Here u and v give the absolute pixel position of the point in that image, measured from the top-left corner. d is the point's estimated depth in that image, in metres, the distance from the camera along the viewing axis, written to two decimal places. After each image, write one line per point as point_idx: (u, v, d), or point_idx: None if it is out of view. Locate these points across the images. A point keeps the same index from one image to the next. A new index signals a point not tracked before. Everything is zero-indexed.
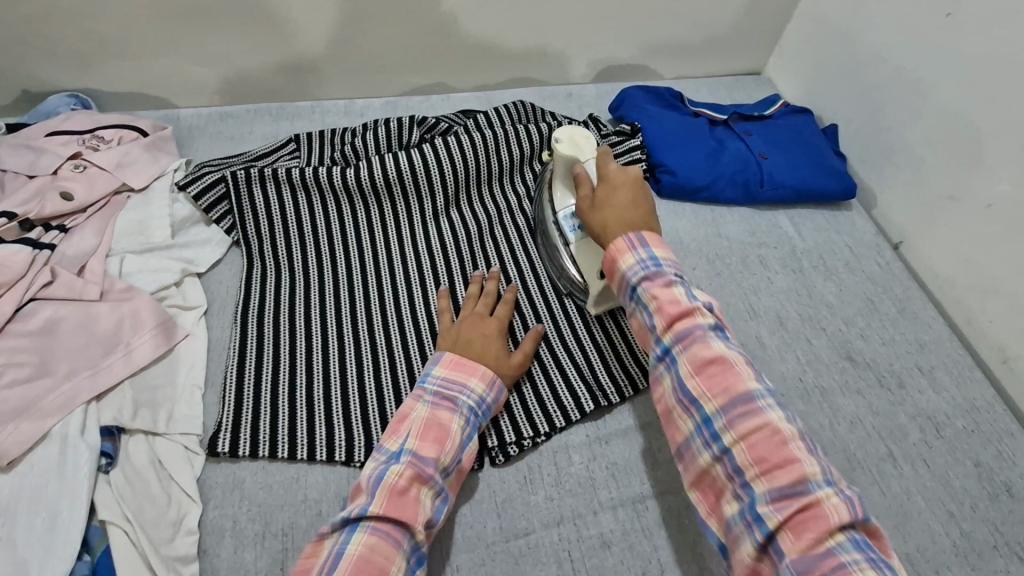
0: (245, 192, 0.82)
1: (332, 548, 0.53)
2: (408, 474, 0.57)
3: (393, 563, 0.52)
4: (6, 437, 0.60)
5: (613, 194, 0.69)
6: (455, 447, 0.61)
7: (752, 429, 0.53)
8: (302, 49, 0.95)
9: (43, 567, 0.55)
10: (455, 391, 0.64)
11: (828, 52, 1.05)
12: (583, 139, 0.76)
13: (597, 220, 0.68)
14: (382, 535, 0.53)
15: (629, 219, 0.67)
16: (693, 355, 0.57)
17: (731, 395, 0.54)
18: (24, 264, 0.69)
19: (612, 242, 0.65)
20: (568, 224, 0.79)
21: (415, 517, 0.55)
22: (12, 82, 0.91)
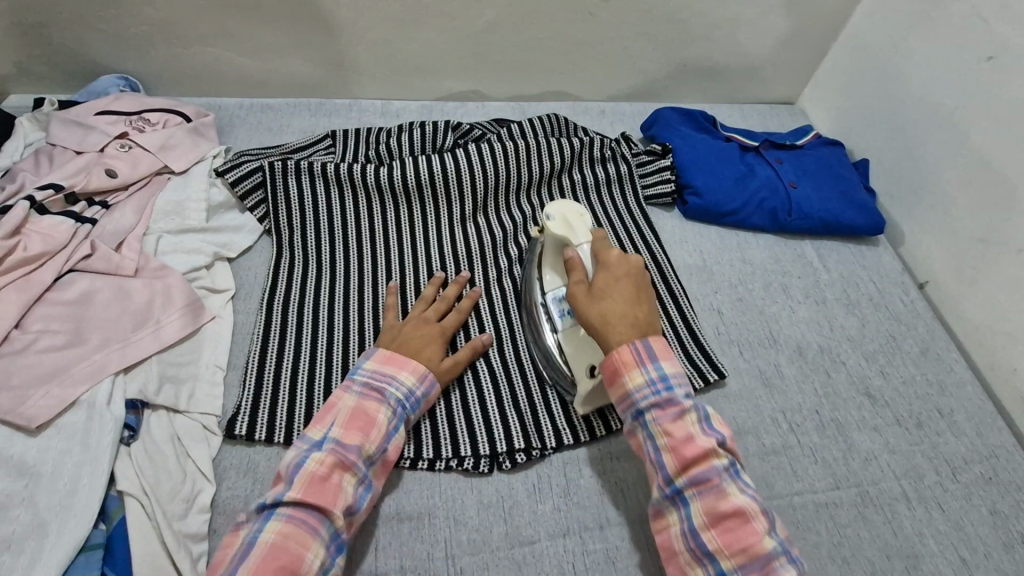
0: (280, 182, 0.84)
1: (247, 535, 0.54)
2: (328, 461, 0.57)
3: (307, 550, 0.53)
4: (36, 401, 0.61)
5: (613, 284, 0.68)
6: (380, 436, 0.61)
7: (733, 526, 0.56)
8: (346, 48, 0.98)
9: (60, 532, 0.56)
10: (384, 383, 0.64)
11: (864, 87, 1.05)
12: (575, 218, 0.75)
13: (596, 313, 0.66)
14: (298, 522, 0.54)
15: (634, 319, 0.66)
16: (681, 454, 0.58)
17: (720, 496, 0.57)
18: (66, 235, 0.72)
19: (616, 350, 0.63)
20: (556, 309, 0.76)
21: (334, 503, 0.55)
22: (67, 60, 0.95)
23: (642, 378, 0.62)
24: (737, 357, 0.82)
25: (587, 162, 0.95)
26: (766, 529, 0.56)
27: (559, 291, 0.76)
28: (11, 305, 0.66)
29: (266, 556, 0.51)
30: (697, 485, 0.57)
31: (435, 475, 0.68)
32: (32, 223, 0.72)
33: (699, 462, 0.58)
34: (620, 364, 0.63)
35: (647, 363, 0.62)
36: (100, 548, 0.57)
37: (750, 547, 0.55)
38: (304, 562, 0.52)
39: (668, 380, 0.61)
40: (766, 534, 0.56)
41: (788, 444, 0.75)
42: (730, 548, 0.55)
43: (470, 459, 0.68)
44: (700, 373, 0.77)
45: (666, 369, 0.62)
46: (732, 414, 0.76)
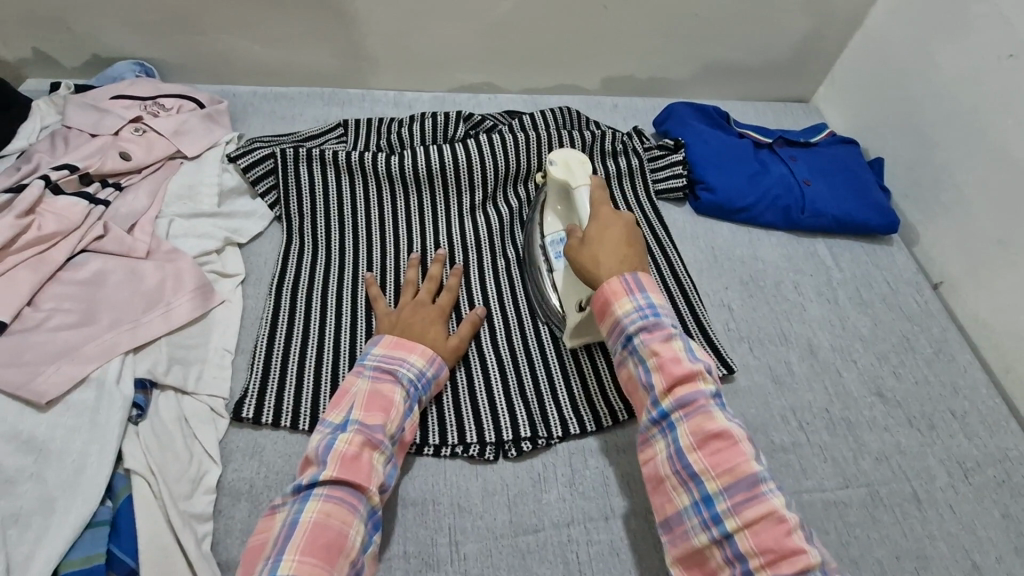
0: (292, 169, 0.84)
1: (287, 516, 0.53)
2: (358, 440, 0.57)
3: (350, 526, 0.53)
4: (46, 378, 0.61)
5: (604, 230, 0.69)
6: (399, 415, 0.61)
7: (744, 492, 0.52)
8: (360, 39, 0.98)
9: (68, 508, 0.56)
10: (395, 365, 0.64)
11: (882, 85, 1.04)
12: (576, 164, 0.78)
13: (581, 254, 0.68)
14: (337, 501, 0.54)
15: (625, 259, 0.66)
16: (692, 418, 0.56)
17: (751, 497, 0.52)
18: (80, 216, 0.72)
19: (606, 282, 0.64)
20: (554, 251, 0.79)
21: (369, 480, 0.56)
22: (84, 45, 0.96)
23: (631, 306, 0.62)
24: (747, 353, 0.81)
25: (598, 155, 0.94)
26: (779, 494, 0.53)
27: (557, 236, 0.80)
28: (24, 283, 0.66)
29: (313, 534, 0.51)
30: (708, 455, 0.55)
31: (440, 462, 0.68)
32: (46, 203, 0.72)
33: (695, 404, 0.57)
34: (610, 296, 0.63)
35: (636, 292, 0.63)
36: (107, 525, 0.57)
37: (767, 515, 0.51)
38: (348, 539, 0.52)
39: (656, 307, 0.62)
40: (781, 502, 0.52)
41: (797, 441, 0.74)
42: (744, 515, 0.52)
43: (475, 446, 0.68)
44: None
45: (654, 299, 0.63)
46: (741, 409, 0.75)
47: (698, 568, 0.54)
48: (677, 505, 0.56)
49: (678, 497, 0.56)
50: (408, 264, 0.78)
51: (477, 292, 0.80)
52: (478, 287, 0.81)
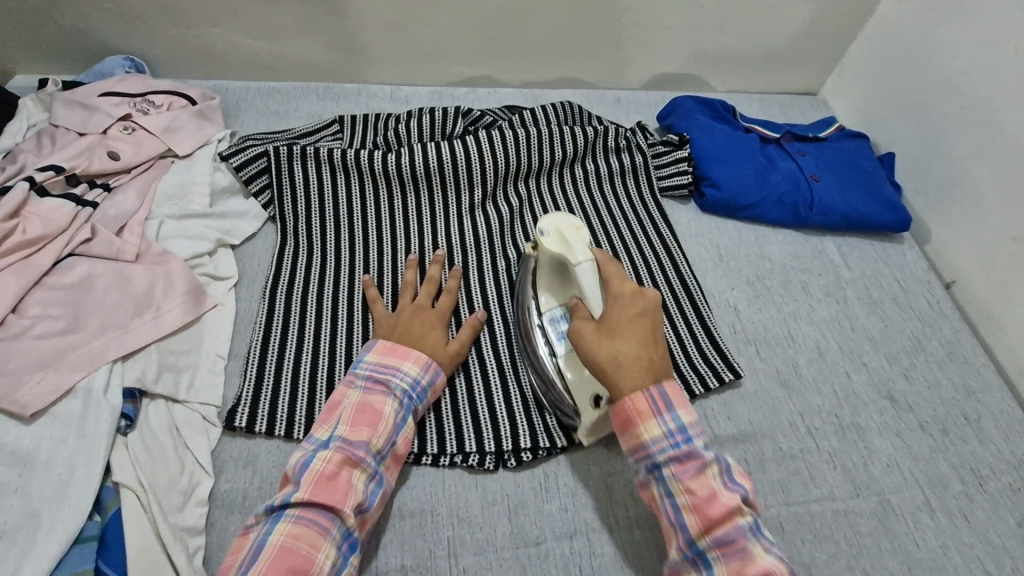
0: (285, 167, 0.82)
1: (255, 538, 0.52)
2: (336, 458, 0.55)
3: (318, 551, 0.51)
4: (33, 387, 0.59)
5: (621, 326, 0.60)
6: (389, 430, 0.59)
7: (730, 545, 0.52)
8: (355, 31, 0.95)
9: (54, 523, 0.54)
10: (387, 374, 0.62)
11: (892, 77, 1.01)
12: (571, 233, 0.69)
13: (597, 353, 0.59)
14: (307, 522, 0.52)
15: (649, 363, 0.59)
16: (703, 512, 0.53)
17: (740, 554, 0.52)
18: (66, 219, 0.70)
19: (629, 398, 0.57)
20: (555, 332, 0.72)
21: (344, 501, 0.54)
22: (72, 40, 0.93)
23: (659, 430, 0.56)
24: (754, 356, 0.79)
25: (601, 151, 0.92)
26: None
27: (556, 313, 0.73)
28: (8, 289, 0.64)
29: (276, 559, 0.49)
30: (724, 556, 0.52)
31: (438, 470, 0.66)
32: (31, 205, 0.70)
33: (732, 543, 0.52)
34: (634, 413, 0.57)
35: (666, 414, 0.57)
36: (95, 540, 0.55)
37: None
38: (315, 563, 0.50)
39: (687, 430, 0.56)
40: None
41: (806, 448, 0.72)
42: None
43: (475, 456, 0.66)
44: (714, 371, 0.75)
45: (684, 418, 0.57)
46: (748, 415, 0.73)
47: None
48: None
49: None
50: (406, 266, 0.77)
51: (478, 294, 0.78)
52: (479, 289, 0.79)
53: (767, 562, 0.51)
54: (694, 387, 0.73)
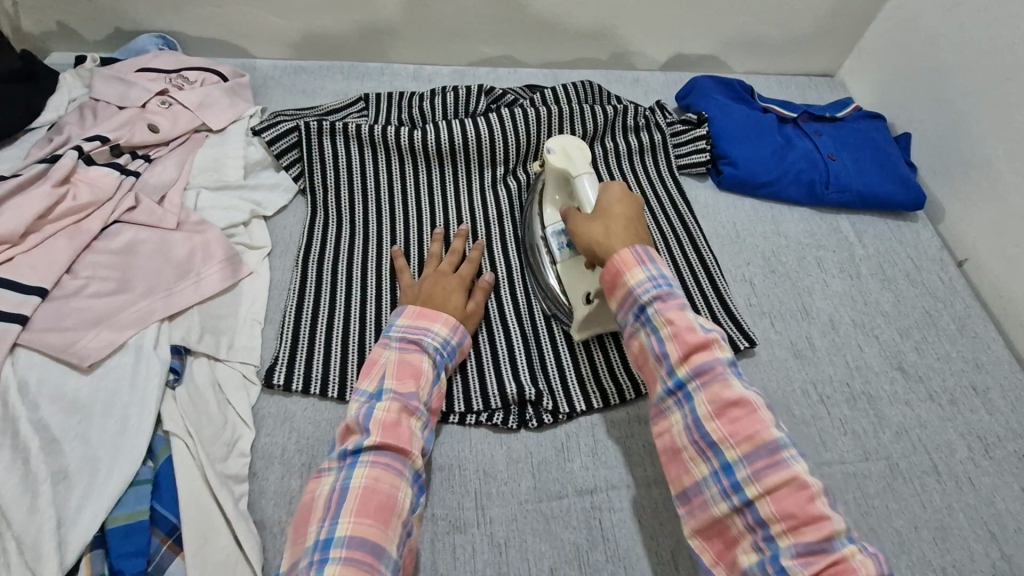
0: (316, 142, 0.85)
1: (336, 481, 0.55)
2: (395, 407, 0.58)
3: (399, 489, 0.55)
4: (89, 342, 0.63)
5: (614, 207, 0.66)
6: (428, 384, 0.63)
7: (764, 458, 0.51)
8: (379, 11, 0.97)
9: (111, 467, 0.58)
10: (419, 334, 0.65)
11: (911, 59, 1.01)
12: (575, 152, 0.72)
13: (593, 237, 0.64)
14: (383, 465, 0.55)
15: (634, 231, 0.64)
16: (726, 412, 0.53)
17: (770, 463, 0.51)
18: (113, 186, 0.74)
19: (616, 252, 0.61)
20: (555, 241, 0.77)
21: (410, 444, 0.57)
22: (107, 19, 0.96)
23: (659, 318, 0.58)
24: (768, 328, 0.81)
25: (621, 130, 0.94)
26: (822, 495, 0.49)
27: (559, 226, 0.77)
28: (61, 251, 0.67)
29: (366, 499, 0.53)
30: (735, 440, 0.52)
31: (464, 429, 0.69)
32: (79, 173, 0.73)
33: (749, 435, 0.52)
34: (622, 265, 0.60)
35: (647, 263, 0.60)
36: (148, 483, 0.59)
37: (812, 524, 0.48)
38: (398, 500, 0.54)
39: (665, 278, 0.59)
40: (821, 499, 0.49)
41: (818, 414, 0.75)
42: (779, 510, 0.49)
43: (498, 415, 0.70)
44: (730, 340, 0.77)
45: (666, 270, 0.60)
46: (761, 383, 0.76)
47: (717, 538, 0.53)
48: (695, 477, 0.54)
49: (697, 467, 0.54)
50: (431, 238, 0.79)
51: (501, 267, 0.81)
52: (503, 263, 0.81)
53: (806, 477, 0.50)
54: None
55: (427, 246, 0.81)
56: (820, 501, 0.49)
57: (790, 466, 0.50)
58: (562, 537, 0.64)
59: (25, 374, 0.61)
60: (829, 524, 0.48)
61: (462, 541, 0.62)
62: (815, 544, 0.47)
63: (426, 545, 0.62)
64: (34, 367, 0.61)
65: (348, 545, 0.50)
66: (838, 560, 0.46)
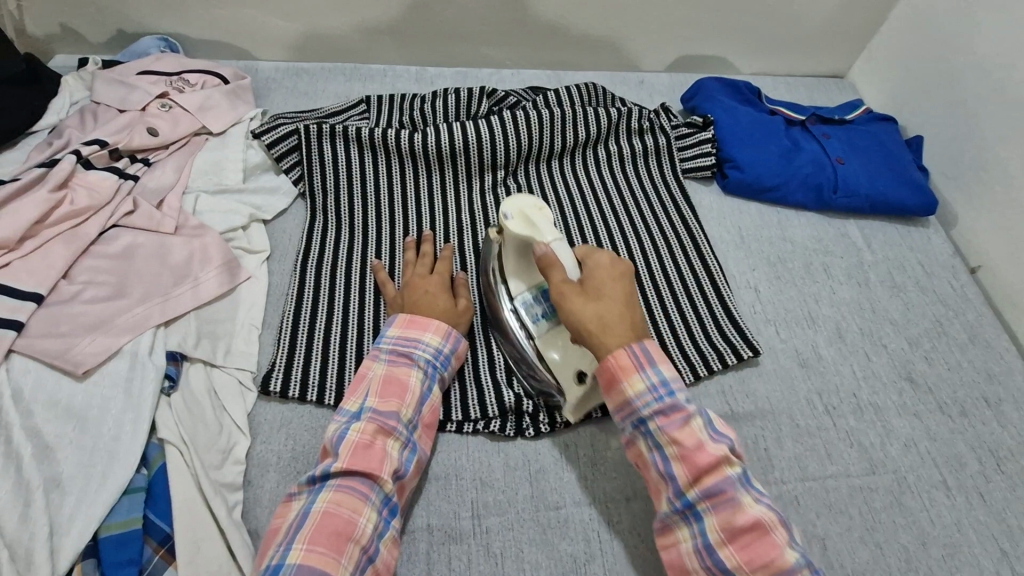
0: (316, 145, 0.84)
1: (302, 506, 0.54)
2: (371, 427, 0.58)
3: (360, 515, 0.54)
4: (84, 348, 0.62)
5: (604, 286, 0.63)
6: (416, 400, 0.62)
7: (728, 507, 0.52)
8: (382, 13, 0.97)
9: (105, 475, 0.57)
10: (410, 347, 0.64)
11: (925, 60, 0.99)
12: (535, 213, 0.67)
13: (584, 320, 0.60)
14: (349, 489, 0.55)
15: (626, 314, 0.61)
16: (693, 463, 0.54)
17: (734, 511, 0.52)
18: (111, 190, 0.73)
19: (611, 354, 0.58)
20: (529, 314, 0.69)
21: (381, 467, 0.56)
22: (109, 21, 0.96)
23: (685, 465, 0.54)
24: (774, 336, 0.80)
25: (624, 133, 0.93)
26: (788, 541, 0.51)
27: (530, 296, 0.70)
28: (59, 255, 0.67)
29: (323, 526, 0.52)
30: (708, 499, 0.53)
31: (461, 437, 0.68)
32: (78, 177, 0.73)
33: (721, 495, 0.53)
34: (619, 370, 0.58)
35: (648, 367, 0.57)
36: (142, 491, 0.58)
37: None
38: (358, 527, 0.53)
39: (671, 386, 0.57)
40: (786, 547, 0.51)
41: (823, 425, 0.73)
42: (750, 565, 0.51)
43: (496, 423, 0.69)
44: (733, 348, 0.76)
45: (661, 365, 0.58)
46: (766, 393, 0.74)
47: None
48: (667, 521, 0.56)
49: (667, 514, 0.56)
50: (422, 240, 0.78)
51: (474, 271, 0.80)
52: (470, 267, 0.80)
53: (766, 519, 0.52)
54: (713, 363, 0.75)
55: (402, 256, 0.79)
56: (778, 543, 0.51)
57: (752, 510, 0.52)
58: (560, 549, 0.63)
59: (20, 380, 0.60)
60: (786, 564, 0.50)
61: (458, 552, 0.62)
62: None
63: (421, 556, 0.61)
64: (29, 373, 0.61)
65: (296, 574, 0.49)
66: None
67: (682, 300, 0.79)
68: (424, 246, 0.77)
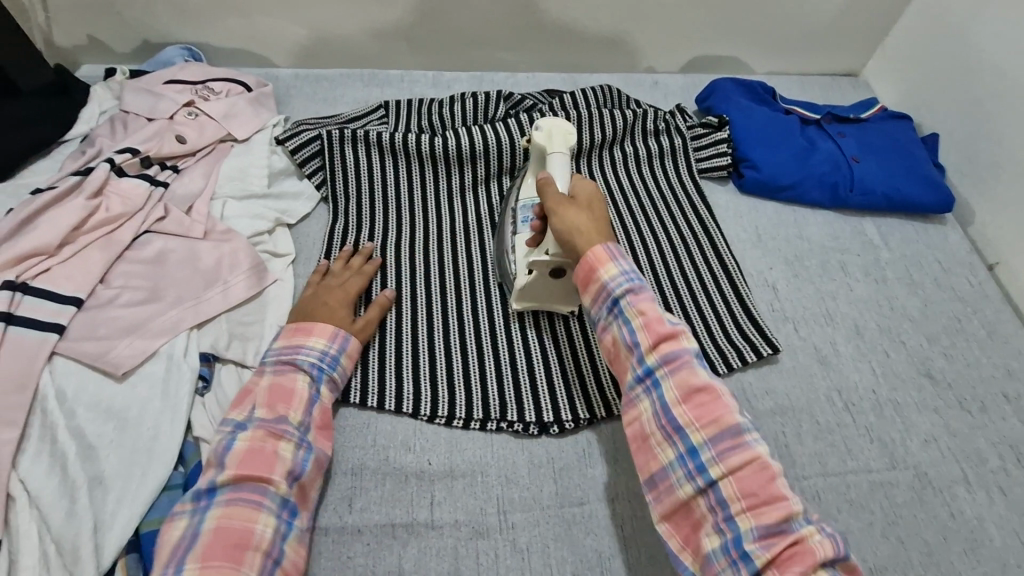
0: (338, 149, 0.86)
1: (188, 525, 0.55)
2: (259, 434, 0.59)
3: (256, 522, 0.55)
4: (123, 350, 0.64)
5: (588, 205, 0.65)
6: (305, 403, 0.63)
7: (728, 441, 0.52)
8: (400, 19, 0.98)
9: (144, 472, 0.59)
10: (293, 352, 0.66)
11: (939, 58, 0.99)
12: (559, 135, 0.71)
13: (572, 226, 0.63)
14: (239, 500, 0.56)
15: (600, 226, 0.64)
16: (691, 397, 0.54)
17: (733, 447, 0.52)
18: (143, 197, 0.76)
19: (589, 249, 0.61)
20: (522, 215, 0.76)
21: (272, 471, 0.58)
22: (135, 33, 0.99)
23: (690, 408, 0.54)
24: (792, 334, 0.80)
25: (639, 134, 0.94)
26: (786, 486, 0.51)
27: (530, 201, 0.76)
28: (96, 261, 0.69)
29: (216, 540, 0.54)
30: (706, 434, 0.53)
31: (486, 435, 0.70)
32: (111, 185, 0.75)
33: (721, 430, 0.53)
34: (595, 263, 0.60)
35: (643, 305, 0.58)
36: (179, 488, 0.61)
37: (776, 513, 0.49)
38: (255, 534, 0.55)
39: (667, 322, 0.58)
40: (786, 490, 0.51)
41: (843, 422, 0.73)
42: (747, 500, 0.50)
43: (520, 421, 0.70)
44: (752, 346, 0.77)
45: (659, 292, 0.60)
46: (785, 390, 0.75)
47: (682, 522, 0.54)
48: (662, 462, 0.55)
49: (662, 453, 0.55)
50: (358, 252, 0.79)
51: (494, 273, 0.81)
52: (490, 269, 0.81)
53: (767, 458, 0.52)
54: (732, 360, 0.75)
55: (423, 257, 0.81)
56: (779, 484, 0.51)
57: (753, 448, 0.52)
58: (584, 545, 0.64)
59: (62, 381, 0.62)
60: (788, 504, 0.50)
61: (485, 547, 0.63)
62: (775, 523, 0.49)
63: (449, 550, 0.63)
64: (71, 375, 0.63)
65: None
66: (795, 540, 0.48)
67: (700, 299, 0.80)
68: (353, 256, 0.78)
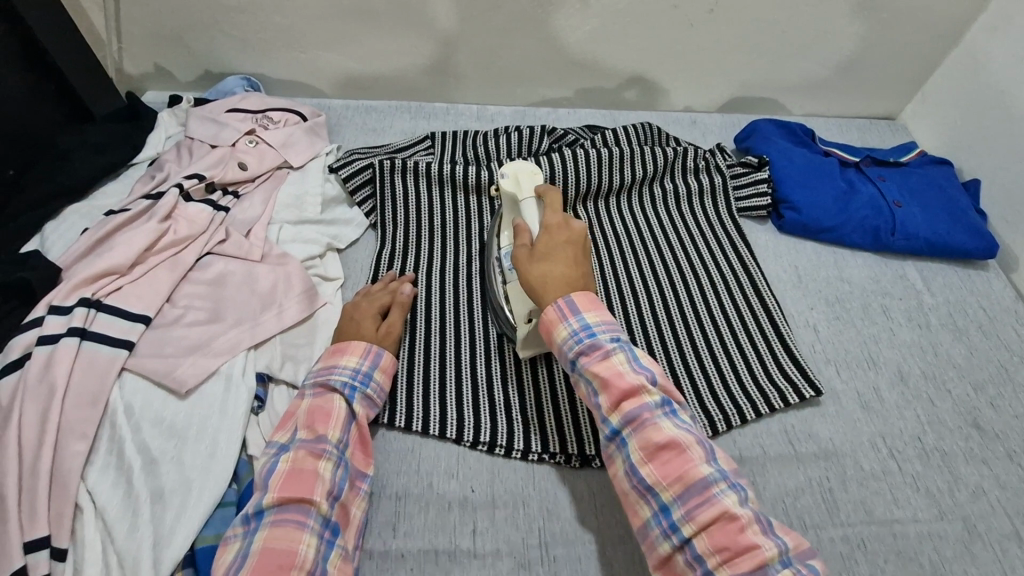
0: (388, 180, 0.89)
1: (240, 548, 0.56)
2: (300, 454, 0.61)
3: (299, 542, 0.56)
4: (186, 368, 0.67)
5: (548, 249, 0.65)
6: (343, 421, 0.64)
7: (697, 497, 0.53)
8: (450, 56, 1.03)
9: (202, 488, 0.61)
10: (328, 373, 0.67)
11: (980, 106, 1.00)
12: (524, 176, 0.74)
13: (530, 272, 0.64)
14: (283, 521, 0.57)
15: (566, 277, 0.63)
16: (656, 454, 0.55)
17: (702, 502, 0.53)
18: (206, 221, 0.79)
19: (546, 307, 0.63)
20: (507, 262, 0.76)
21: (313, 491, 0.59)
22: (200, 63, 1.04)
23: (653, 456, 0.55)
24: (834, 377, 0.80)
25: (680, 171, 0.95)
26: (760, 532, 0.51)
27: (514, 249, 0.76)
28: (163, 281, 0.72)
29: (262, 561, 0.54)
30: (620, 412, 0.57)
31: (527, 466, 0.71)
32: (179, 209, 0.79)
33: (640, 418, 0.57)
34: (547, 323, 0.62)
35: (571, 317, 0.61)
36: (233, 506, 0.62)
37: (685, 476, 0.54)
38: (299, 554, 0.55)
39: (592, 328, 0.60)
40: (759, 535, 0.51)
41: (888, 469, 0.73)
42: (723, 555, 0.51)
43: (562, 454, 0.70)
44: (794, 388, 0.76)
45: (592, 318, 0.61)
46: (827, 434, 0.75)
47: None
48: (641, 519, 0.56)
49: (641, 510, 0.56)
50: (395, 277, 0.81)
51: None
52: None
53: (735, 509, 0.52)
54: (774, 402, 0.76)
55: (468, 284, 0.84)
56: (750, 531, 0.51)
57: (720, 501, 0.52)
58: None
59: (129, 398, 0.65)
60: (761, 551, 0.50)
61: None
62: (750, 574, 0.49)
63: None
64: (138, 392, 0.65)
65: None
66: None
67: (741, 337, 0.81)
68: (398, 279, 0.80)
